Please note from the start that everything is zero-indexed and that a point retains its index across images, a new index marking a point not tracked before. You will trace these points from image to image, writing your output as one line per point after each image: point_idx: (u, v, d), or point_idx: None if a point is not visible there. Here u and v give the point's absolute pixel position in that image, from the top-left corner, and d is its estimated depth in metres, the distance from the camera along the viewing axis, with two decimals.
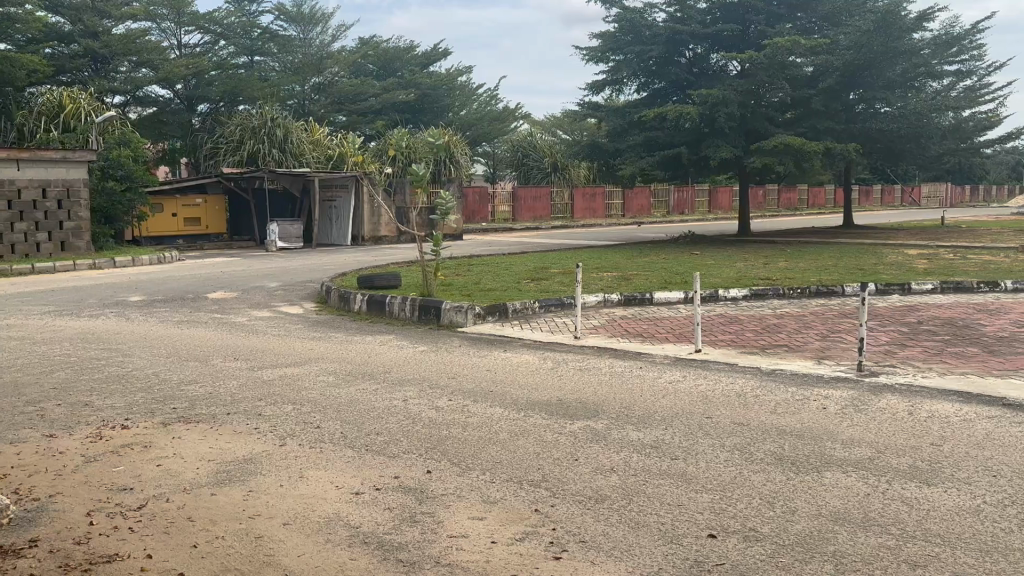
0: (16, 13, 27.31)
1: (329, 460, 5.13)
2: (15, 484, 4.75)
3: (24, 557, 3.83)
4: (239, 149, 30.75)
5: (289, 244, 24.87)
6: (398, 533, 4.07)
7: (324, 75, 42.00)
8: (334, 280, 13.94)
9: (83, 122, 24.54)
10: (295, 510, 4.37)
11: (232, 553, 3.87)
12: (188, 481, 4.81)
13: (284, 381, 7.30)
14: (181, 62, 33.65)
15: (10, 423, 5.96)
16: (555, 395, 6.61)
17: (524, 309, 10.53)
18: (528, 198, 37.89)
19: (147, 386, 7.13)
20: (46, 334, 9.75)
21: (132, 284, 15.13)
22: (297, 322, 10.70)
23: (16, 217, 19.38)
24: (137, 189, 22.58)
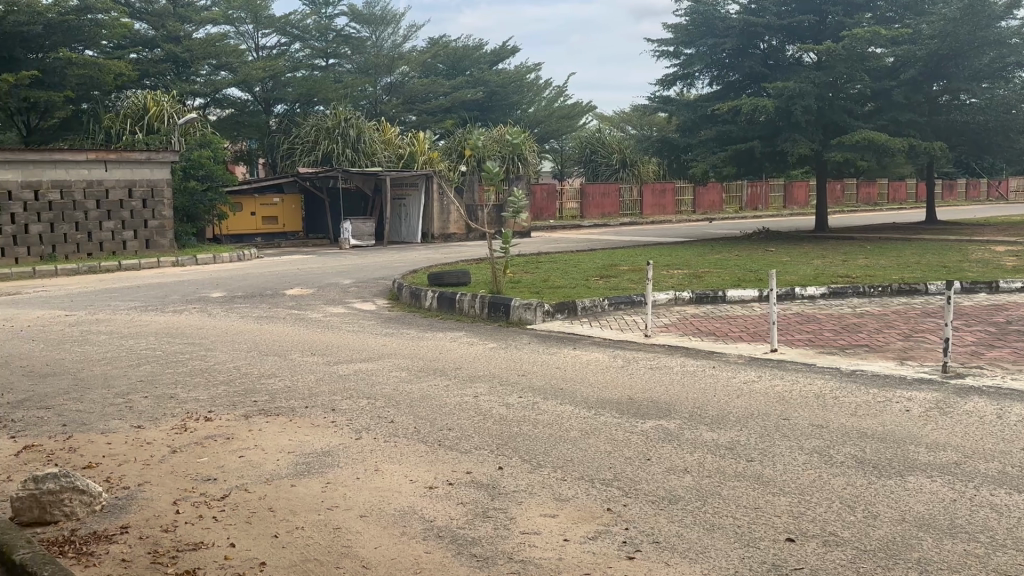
0: (103, 19, 27.82)
1: (403, 454, 5.21)
2: (106, 473, 4.96)
3: (115, 543, 4.00)
4: (314, 150, 31.42)
5: (362, 242, 25.28)
6: (471, 528, 4.11)
7: (395, 74, 42.55)
8: (406, 277, 14.12)
9: (167, 124, 25.46)
10: (371, 502, 4.45)
11: (312, 544, 3.96)
12: (268, 472, 4.94)
13: (357, 376, 7.43)
14: (258, 65, 34.59)
15: (102, 414, 6.23)
16: (626, 393, 6.55)
17: (594, 306, 10.46)
18: (597, 194, 37.75)
19: (229, 380, 7.36)
20: (132, 329, 10.13)
21: (214, 281, 15.61)
22: (370, 318, 10.86)
23: (104, 216, 20.22)
24: (218, 188, 23.32)
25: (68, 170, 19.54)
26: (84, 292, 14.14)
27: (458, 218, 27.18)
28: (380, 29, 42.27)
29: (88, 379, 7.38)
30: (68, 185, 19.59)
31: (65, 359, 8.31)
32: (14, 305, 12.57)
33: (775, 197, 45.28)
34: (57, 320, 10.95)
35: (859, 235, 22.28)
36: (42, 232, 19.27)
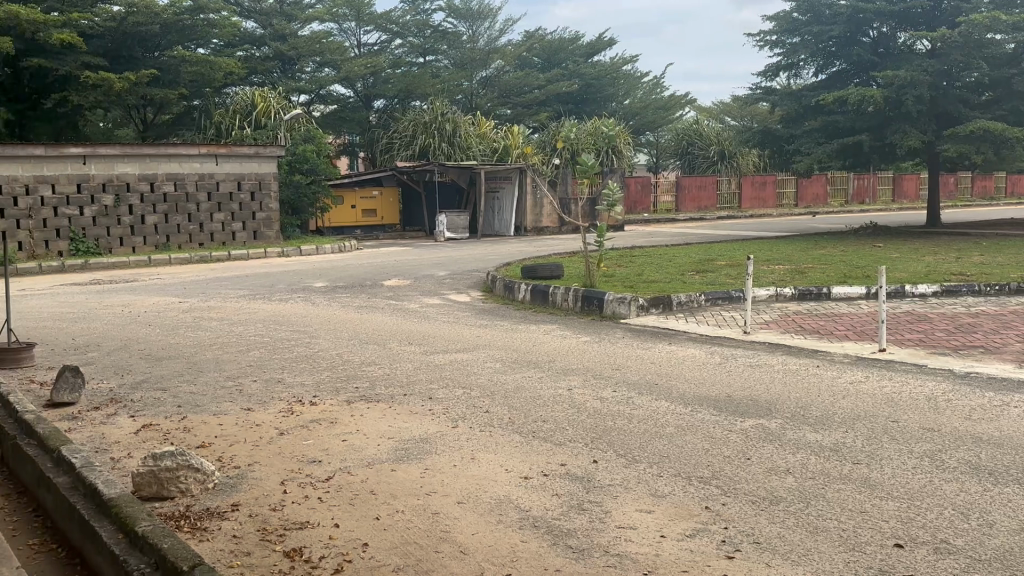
0: (214, 18, 29.04)
1: (498, 444, 5.27)
2: (218, 453, 5.20)
3: (227, 520, 4.19)
4: (412, 144, 31.91)
5: (456, 235, 25.63)
6: (567, 520, 4.13)
7: (491, 68, 42.65)
8: (499, 270, 14.25)
9: (274, 119, 26.41)
10: (468, 489, 4.53)
11: (411, 527, 4.06)
12: (370, 457, 5.09)
13: (453, 366, 7.55)
14: (359, 61, 35.52)
15: (214, 396, 6.54)
16: (724, 391, 6.44)
17: (690, 301, 10.28)
18: (693, 187, 37.15)
19: (332, 366, 7.61)
20: (241, 316, 10.58)
21: (316, 271, 16.12)
22: (464, 310, 11.01)
23: (214, 208, 21.14)
24: (321, 181, 24.06)
25: (181, 164, 20.52)
26: (196, 281, 14.84)
27: (551, 211, 27.25)
28: (477, 23, 42.37)
29: (200, 363, 7.76)
30: (182, 178, 20.57)
31: (180, 343, 8.75)
32: (133, 291, 13.30)
33: (883, 191, 43.45)
34: (172, 306, 11.52)
35: (973, 232, 21.19)
36: (157, 222, 20.30)
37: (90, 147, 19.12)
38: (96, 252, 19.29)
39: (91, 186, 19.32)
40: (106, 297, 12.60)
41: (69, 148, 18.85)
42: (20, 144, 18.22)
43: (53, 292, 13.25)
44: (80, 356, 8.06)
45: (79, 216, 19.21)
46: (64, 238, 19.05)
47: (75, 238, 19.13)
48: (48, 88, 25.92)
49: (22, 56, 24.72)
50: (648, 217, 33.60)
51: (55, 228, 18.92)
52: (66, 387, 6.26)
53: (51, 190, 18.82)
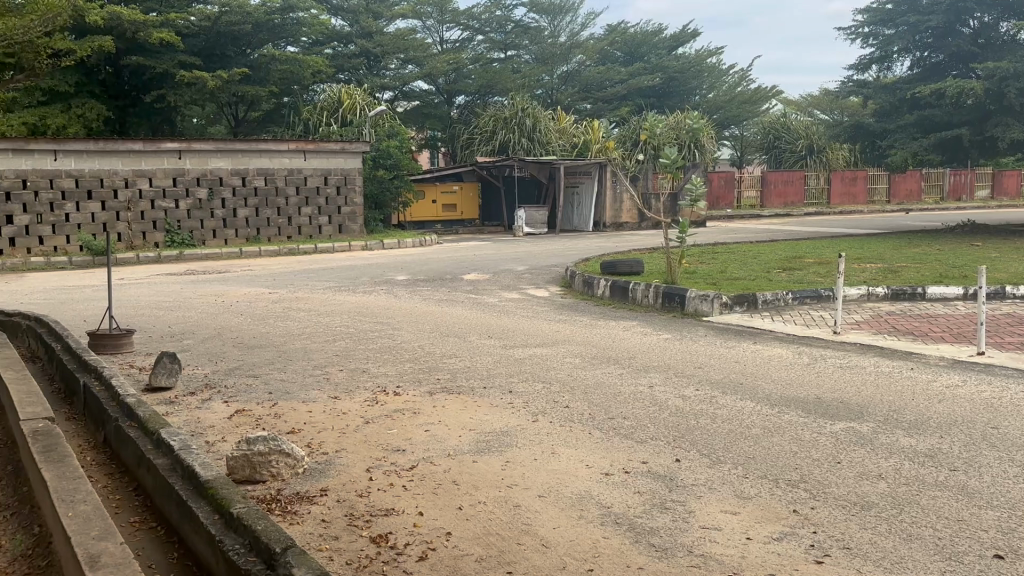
0: (303, 17, 29.82)
1: (579, 439, 5.26)
2: (307, 439, 5.35)
3: (317, 504, 4.31)
4: (492, 139, 32.10)
5: (535, 230, 25.70)
6: (649, 517, 4.10)
7: (572, 63, 42.49)
8: (578, 265, 14.23)
9: (359, 115, 26.95)
10: (549, 483, 4.55)
11: (493, 519, 4.10)
12: (451, 448, 5.16)
13: (533, 360, 7.57)
14: (442, 58, 35.99)
15: (302, 384, 6.74)
16: (811, 392, 6.29)
17: (776, 300, 10.05)
18: (779, 182, 36.29)
19: (414, 358, 7.74)
20: (327, 307, 10.85)
21: (398, 264, 16.40)
22: (544, 305, 11.02)
23: (302, 203, 21.73)
24: (403, 176, 24.45)
25: (271, 159, 21.16)
26: (284, 272, 15.28)
27: (631, 207, 27.03)
28: (559, 18, 42.45)
29: (289, 352, 8.00)
30: (271, 173, 21.20)
31: (268, 332, 9.02)
32: (224, 282, 13.77)
33: (983, 187, 41.55)
34: (261, 297, 11.89)
35: None
36: (248, 216, 20.97)
37: (185, 142, 19.92)
38: (190, 243, 20.04)
39: (186, 180, 20.08)
40: (200, 287, 13.07)
41: (165, 143, 19.65)
42: (121, 139, 19.07)
43: (150, 282, 13.82)
44: (177, 343, 8.40)
45: (175, 209, 20.00)
46: (160, 230, 19.87)
47: (170, 230, 19.91)
48: (146, 87, 27.04)
49: (124, 55, 25.84)
50: (730, 213, 33.01)
51: (152, 220, 19.75)
52: (164, 372, 6.55)
53: (148, 184, 19.65)
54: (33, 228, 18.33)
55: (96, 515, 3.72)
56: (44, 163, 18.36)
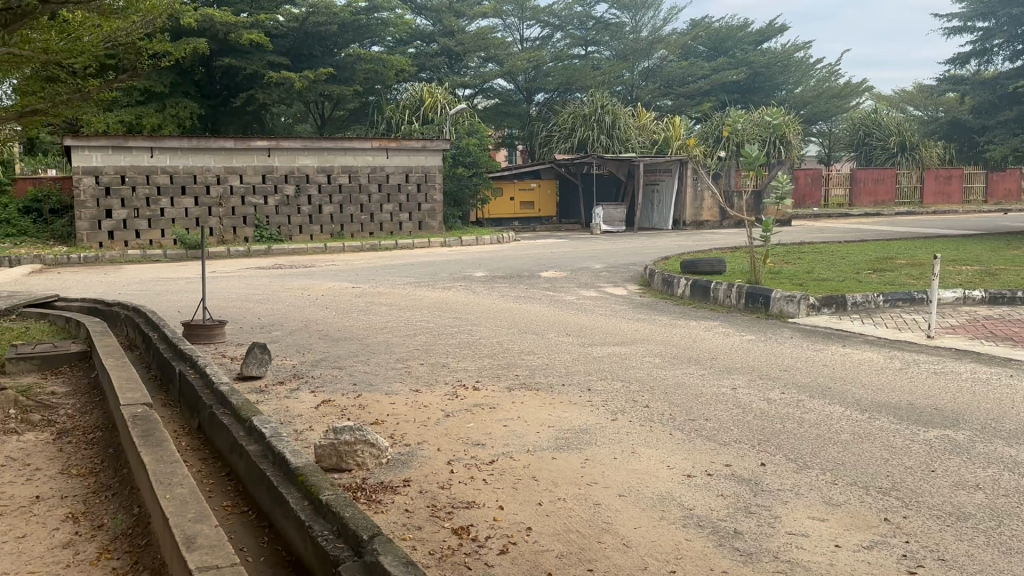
0: (388, 18, 30.34)
1: (660, 440, 5.20)
2: (391, 430, 5.46)
3: (400, 494, 4.38)
4: (571, 136, 32.00)
5: (613, 227, 25.53)
6: (733, 521, 4.03)
7: (654, 58, 41.98)
8: (657, 264, 14.08)
9: (440, 113, 27.23)
10: (629, 482, 4.52)
11: (574, 516, 4.09)
12: (530, 443, 5.18)
13: (613, 359, 7.54)
14: (522, 55, 36.08)
15: (385, 376, 6.87)
16: (903, 398, 6.08)
17: (867, 302, 9.73)
18: (869, 180, 35.13)
19: (494, 353, 7.80)
20: (408, 302, 11.03)
21: (477, 261, 16.51)
22: (623, 303, 10.94)
23: (384, 200, 22.10)
24: (482, 174, 24.65)
25: (355, 157, 21.59)
26: (367, 268, 15.58)
27: (712, 205, 26.59)
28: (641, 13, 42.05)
29: (372, 345, 8.16)
30: (355, 170, 21.64)
31: (353, 326, 9.22)
32: (310, 276, 14.12)
33: None
34: (345, 291, 12.17)
35: None
36: (332, 212, 21.46)
37: (274, 141, 20.49)
38: (277, 239, 20.63)
39: (274, 177, 20.67)
40: (286, 281, 13.46)
41: (255, 141, 20.25)
42: (213, 138, 19.75)
43: (240, 276, 14.29)
44: (266, 335, 8.66)
45: (264, 205, 20.62)
46: (250, 226, 20.50)
47: (259, 225, 20.55)
48: (237, 87, 27.90)
49: (217, 56, 26.71)
50: (816, 211, 32.12)
51: (242, 216, 20.41)
52: (255, 362, 6.77)
53: (239, 180, 20.30)
54: (131, 222, 19.23)
55: (193, 498, 3.86)
56: (142, 160, 19.19)
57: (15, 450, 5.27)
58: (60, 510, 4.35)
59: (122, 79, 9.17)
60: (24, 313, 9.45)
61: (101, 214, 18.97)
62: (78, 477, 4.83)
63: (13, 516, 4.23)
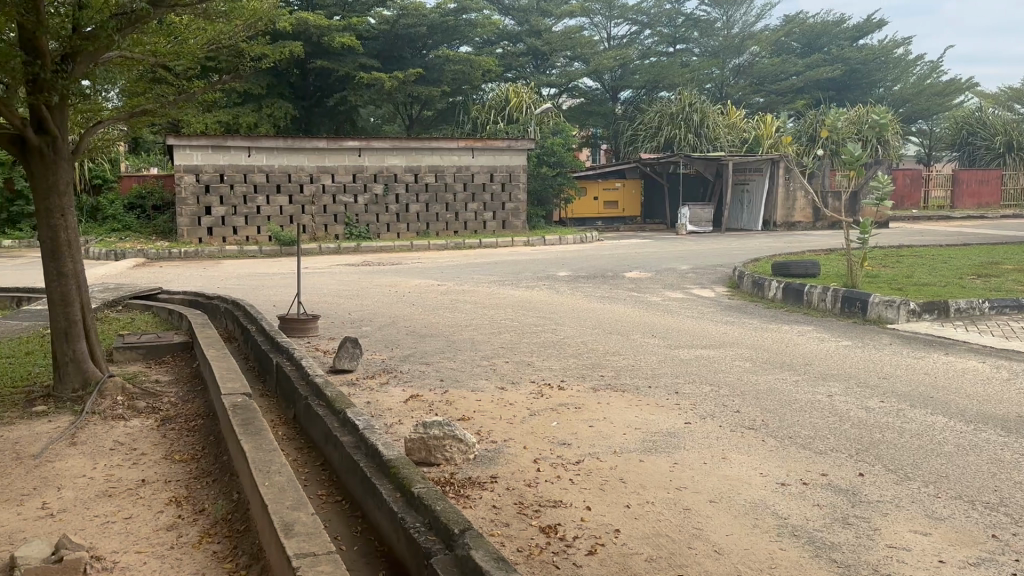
0: (475, 18, 30.61)
1: (751, 446, 5.09)
2: (479, 426, 5.50)
3: (487, 490, 4.40)
4: (657, 135, 31.64)
5: (699, 228, 25.12)
6: (830, 532, 3.90)
7: (745, 56, 41.10)
8: (746, 265, 13.78)
9: (525, 113, 27.29)
10: (721, 489, 4.42)
11: (663, 520, 4.04)
12: (618, 444, 5.13)
13: (702, 362, 7.41)
14: (609, 54, 35.83)
15: (471, 373, 6.93)
16: (1012, 410, 5.78)
17: (971, 308, 9.30)
18: (973, 181, 33.56)
19: (578, 353, 7.77)
20: (493, 300, 11.09)
21: (560, 260, 16.47)
22: (711, 305, 10.75)
23: (469, 199, 22.32)
24: (567, 173, 24.62)
25: (442, 157, 21.85)
26: (452, 266, 15.76)
27: (804, 205, 25.87)
28: (732, 10, 41.24)
29: (458, 342, 8.24)
30: (441, 170, 21.92)
31: (438, 323, 9.34)
32: (397, 273, 14.38)
33: None
34: (431, 288, 12.34)
35: None
36: (419, 211, 21.79)
37: (364, 141, 20.92)
38: (366, 236, 21.06)
39: (364, 176, 21.12)
40: (374, 278, 13.72)
41: (347, 141, 20.74)
42: (306, 137, 20.32)
43: (330, 272, 14.66)
44: (356, 329, 8.86)
45: (354, 204, 21.09)
46: (340, 224, 21.00)
47: (349, 223, 21.03)
48: (330, 88, 28.60)
49: (310, 58, 27.44)
50: (915, 213, 30.87)
51: (333, 214, 20.91)
52: (347, 355, 6.92)
53: (331, 179, 20.81)
54: (229, 218, 19.95)
55: (290, 486, 3.97)
56: (239, 159, 19.88)
57: (123, 435, 5.53)
58: (164, 493, 4.55)
59: (223, 79, 9.50)
60: (129, 304, 9.89)
61: (201, 211, 19.74)
62: (181, 463, 5.03)
63: (120, 498, 4.45)
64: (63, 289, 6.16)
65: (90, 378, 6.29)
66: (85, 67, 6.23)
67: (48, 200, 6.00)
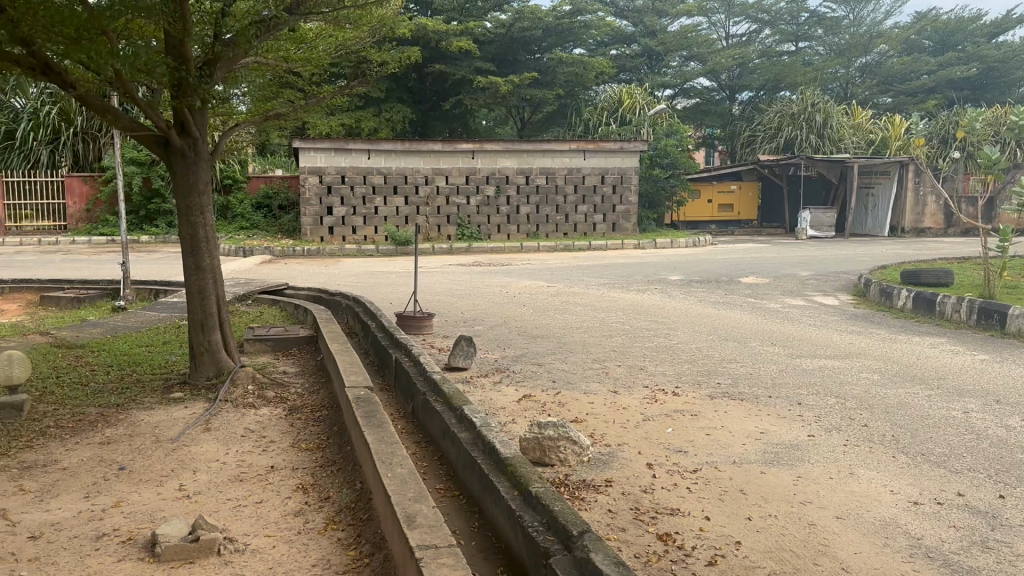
0: (590, 20, 30.59)
1: (880, 462, 4.86)
2: (593, 429, 5.47)
3: (603, 494, 4.37)
4: (777, 136, 30.71)
5: (820, 233, 24.26)
6: (968, 556, 3.68)
7: (872, 54, 39.40)
8: (872, 273, 13.19)
9: (638, 114, 26.98)
10: (847, 505, 4.24)
11: (786, 535, 3.90)
12: (736, 455, 4.99)
13: (824, 373, 7.12)
14: (727, 53, 35.05)
15: (583, 376, 6.90)
16: None
17: None
18: None
19: (694, 359, 7.62)
20: (606, 303, 11.01)
21: (673, 264, 16.19)
22: (835, 314, 10.34)
23: (579, 201, 22.26)
24: (679, 175, 24.24)
25: (553, 159, 21.87)
26: (563, 267, 15.79)
27: (935, 210, 24.63)
28: (859, 6, 39.60)
29: (570, 344, 8.22)
30: (553, 172, 21.94)
31: (551, 324, 9.35)
32: (510, 274, 14.49)
33: None
34: (543, 290, 12.37)
35: None
36: (529, 212, 21.91)
37: (478, 143, 21.19)
38: (477, 237, 21.42)
39: (477, 178, 21.40)
40: (487, 278, 13.85)
41: (461, 143, 21.05)
42: (423, 140, 20.75)
43: (444, 271, 14.91)
44: (470, 328, 8.98)
45: (466, 205, 21.42)
46: (452, 224, 21.39)
47: (461, 224, 21.39)
48: (446, 92, 29.08)
49: (428, 62, 28.05)
50: None
51: (446, 214, 21.31)
52: (461, 354, 7.02)
53: (445, 180, 21.20)
54: (348, 218, 20.64)
55: (411, 479, 4.05)
56: (359, 161, 20.51)
57: (253, 422, 5.80)
58: (292, 480, 4.74)
59: (349, 83, 9.74)
60: (258, 298, 10.36)
61: (323, 211, 20.49)
62: (307, 452, 5.22)
63: (251, 483, 4.66)
64: (200, 284, 6.49)
65: (223, 367, 6.63)
66: (223, 72, 6.56)
67: (189, 199, 6.35)
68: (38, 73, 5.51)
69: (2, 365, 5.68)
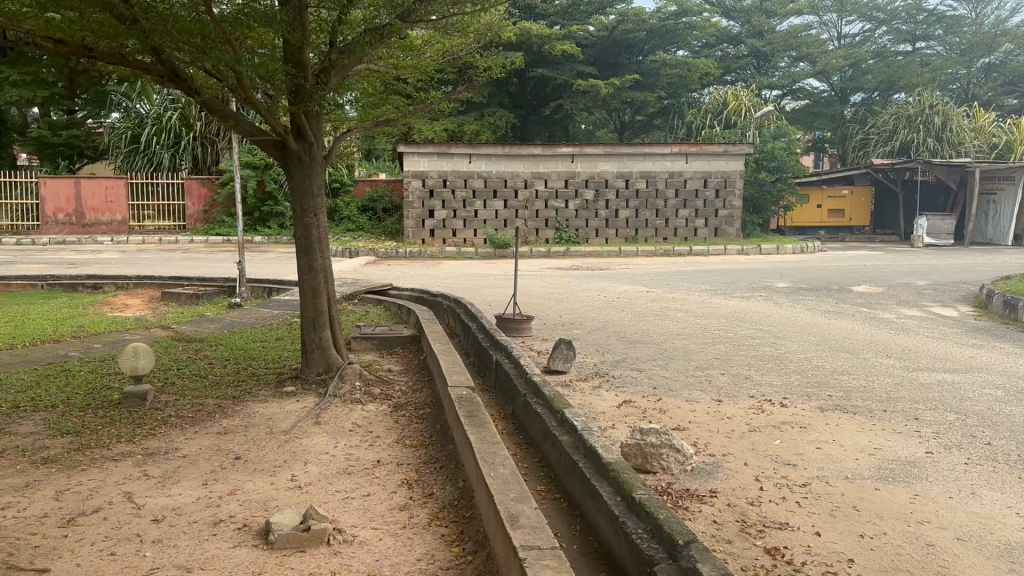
0: (695, 21, 30.14)
1: (1005, 483, 4.59)
2: (696, 437, 5.38)
3: (707, 504, 4.29)
4: (891, 139, 29.46)
5: (938, 241, 23.11)
6: None
7: (996, 53, 37.35)
8: (995, 283, 12.49)
9: (744, 117, 26.39)
10: (970, 526, 4.03)
11: (903, 555, 3.74)
12: (849, 469, 4.82)
13: (943, 388, 6.77)
14: (838, 54, 33.89)
15: (685, 383, 6.79)
16: None
17: None
18: None
19: (802, 369, 7.38)
20: (708, 310, 10.79)
21: (778, 271, 15.74)
22: (953, 326, 9.83)
23: (680, 205, 21.88)
24: (786, 179, 23.59)
25: (654, 162, 21.60)
26: (663, 273, 15.62)
27: None
28: (982, 4, 37.65)
29: (671, 350, 8.12)
30: (653, 176, 21.65)
31: (651, 329, 9.25)
32: (610, 279, 14.41)
33: None
34: (643, 295, 12.24)
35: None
36: (628, 216, 21.74)
37: (578, 147, 21.19)
38: (576, 241, 21.43)
39: (576, 181, 21.39)
40: (586, 283, 13.80)
41: (561, 147, 21.09)
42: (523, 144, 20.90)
43: (543, 275, 14.96)
44: (569, 332, 8.97)
45: (564, 209, 21.47)
46: (551, 228, 21.46)
47: (560, 228, 21.43)
48: (547, 96, 29.19)
49: (531, 66, 28.25)
50: None
51: (545, 218, 21.40)
52: (561, 357, 7.03)
53: (544, 184, 21.29)
54: (449, 221, 21.01)
55: (514, 479, 4.08)
56: (460, 165, 20.83)
57: (360, 418, 5.96)
58: (397, 475, 4.85)
59: (456, 88, 9.91)
60: (365, 298, 10.65)
61: (425, 214, 20.94)
62: (412, 448, 5.33)
63: (359, 476, 4.80)
64: (312, 282, 6.73)
65: (332, 363, 6.85)
66: (337, 79, 6.80)
67: (304, 201, 6.59)
68: (166, 80, 5.80)
69: (128, 356, 6.04)
